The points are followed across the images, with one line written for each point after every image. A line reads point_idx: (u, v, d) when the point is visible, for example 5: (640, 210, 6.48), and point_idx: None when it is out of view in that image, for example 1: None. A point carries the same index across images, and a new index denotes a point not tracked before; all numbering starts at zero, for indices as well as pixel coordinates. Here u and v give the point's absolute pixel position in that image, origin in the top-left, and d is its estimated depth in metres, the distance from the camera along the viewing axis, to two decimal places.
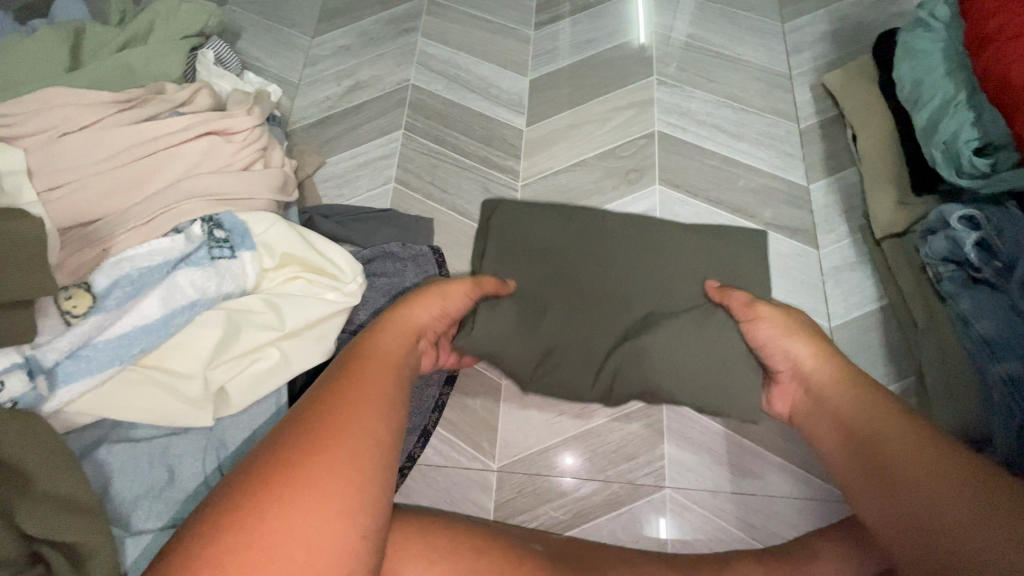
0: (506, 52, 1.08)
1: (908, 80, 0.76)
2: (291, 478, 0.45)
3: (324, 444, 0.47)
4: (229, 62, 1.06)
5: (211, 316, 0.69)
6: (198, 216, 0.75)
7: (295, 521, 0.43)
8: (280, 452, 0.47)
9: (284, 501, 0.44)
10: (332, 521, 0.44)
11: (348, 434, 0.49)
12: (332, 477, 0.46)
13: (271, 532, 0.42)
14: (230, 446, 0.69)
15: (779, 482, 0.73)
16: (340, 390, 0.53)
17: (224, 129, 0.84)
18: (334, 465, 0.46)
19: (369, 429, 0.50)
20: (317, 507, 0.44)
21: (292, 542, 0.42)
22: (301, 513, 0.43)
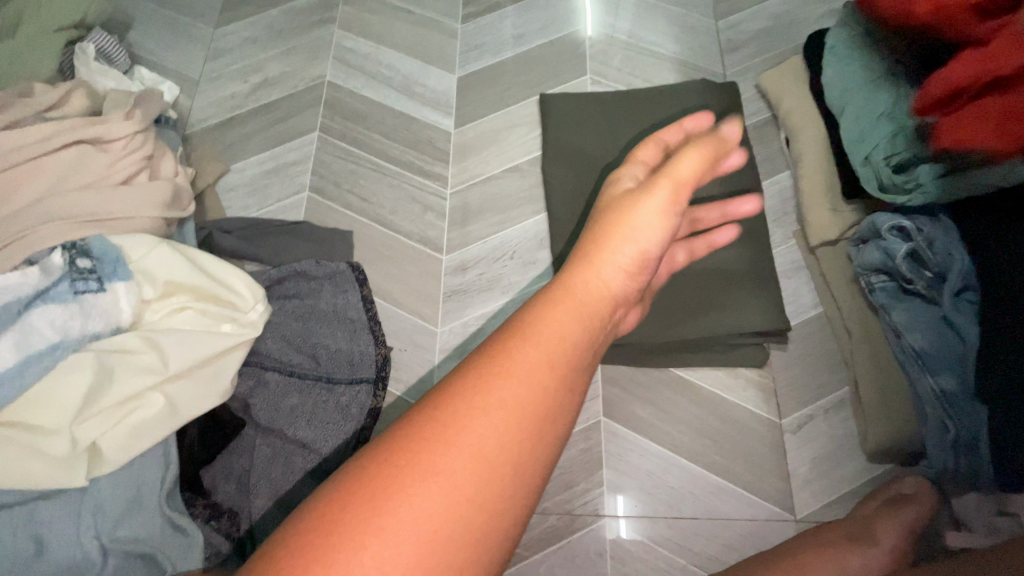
0: (431, 46, 1.00)
1: (834, 88, 0.74)
2: (464, 411, 0.35)
3: (508, 369, 0.37)
4: (115, 56, 0.93)
5: (77, 361, 0.59)
6: (58, 243, 0.64)
7: (455, 470, 0.33)
8: (479, 369, 0.37)
9: (444, 446, 0.33)
10: (490, 479, 0.33)
11: (530, 368, 0.37)
12: (494, 427, 0.35)
13: (430, 473, 0.32)
14: (108, 509, 0.59)
15: (723, 504, 0.70)
16: (557, 304, 0.42)
17: (101, 136, 0.73)
18: (498, 407, 0.35)
19: (542, 376, 0.37)
20: (476, 456, 0.33)
21: (451, 491, 0.32)
22: (463, 464, 0.33)
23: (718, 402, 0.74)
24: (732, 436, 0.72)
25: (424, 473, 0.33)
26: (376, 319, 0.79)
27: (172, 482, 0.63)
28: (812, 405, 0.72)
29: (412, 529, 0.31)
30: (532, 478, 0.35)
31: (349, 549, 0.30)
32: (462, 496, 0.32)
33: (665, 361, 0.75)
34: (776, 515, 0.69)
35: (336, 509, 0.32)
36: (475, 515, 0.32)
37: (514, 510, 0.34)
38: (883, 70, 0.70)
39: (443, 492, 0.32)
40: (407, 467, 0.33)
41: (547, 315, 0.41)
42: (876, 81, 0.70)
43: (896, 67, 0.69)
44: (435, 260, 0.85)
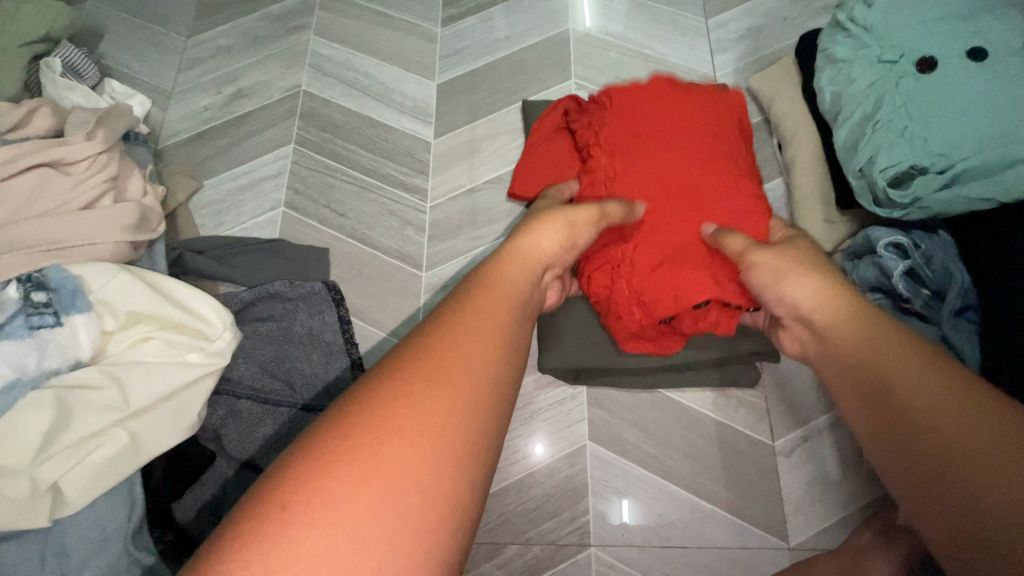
0: (410, 51, 0.96)
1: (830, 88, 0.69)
2: (423, 374, 0.38)
3: (457, 338, 0.41)
4: (85, 69, 0.89)
5: (34, 398, 0.57)
6: (15, 274, 0.62)
7: (418, 413, 0.36)
8: (427, 342, 0.41)
9: (403, 401, 0.36)
10: (454, 422, 0.36)
11: (473, 333, 0.42)
12: (451, 381, 0.38)
13: (394, 427, 0.35)
14: (73, 552, 0.56)
15: (714, 532, 0.67)
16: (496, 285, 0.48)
17: (61, 159, 0.70)
18: (452, 362, 0.39)
19: (486, 337, 0.42)
20: (436, 403, 0.37)
21: (416, 435, 0.35)
22: (422, 408, 0.36)
23: (707, 423, 0.71)
24: (723, 460, 0.69)
25: (368, 456, 0.34)
26: (354, 341, 0.76)
27: (139, 521, 0.60)
28: (805, 426, 0.70)
29: (388, 477, 0.33)
30: (484, 420, 0.38)
31: (326, 490, 0.32)
32: (426, 437, 0.35)
33: (652, 382, 0.71)
34: (769, 543, 0.66)
35: (315, 468, 0.33)
36: (438, 455, 0.35)
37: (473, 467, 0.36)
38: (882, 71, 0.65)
39: (408, 447, 0.34)
40: (373, 426, 0.35)
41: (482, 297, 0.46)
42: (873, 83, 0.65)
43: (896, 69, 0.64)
44: (415, 277, 0.82)
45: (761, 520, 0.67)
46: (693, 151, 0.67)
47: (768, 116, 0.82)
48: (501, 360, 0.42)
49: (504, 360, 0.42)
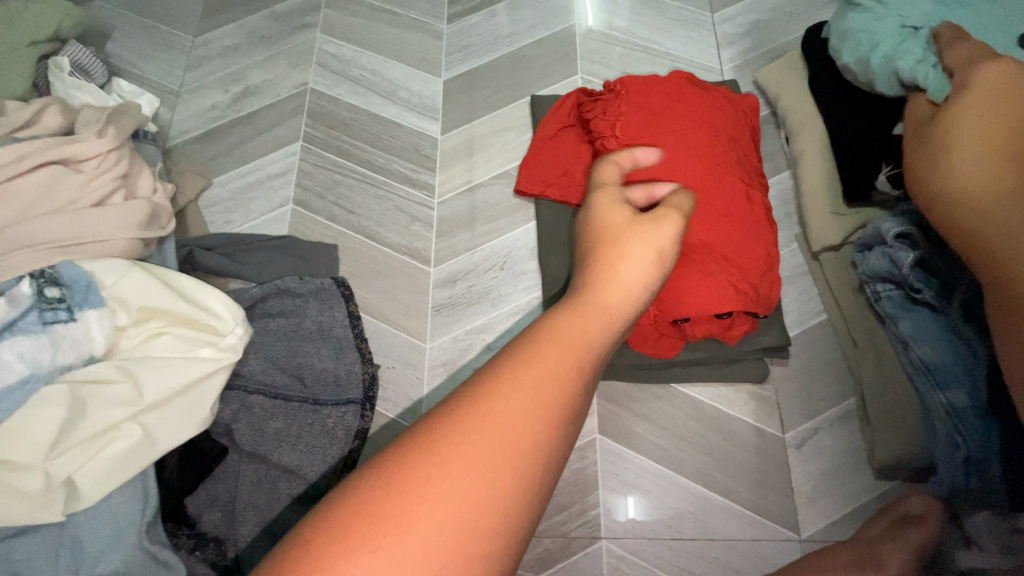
0: (416, 48, 0.97)
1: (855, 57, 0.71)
2: (470, 432, 0.31)
3: (518, 382, 0.33)
4: (93, 67, 0.90)
5: (49, 393, 0.57)
6: (28, 270, 0.62)
7: (457, 477, 0.30)
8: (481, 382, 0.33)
9: (442, 463, 0.30)
10: (496, 492, 0.30)
11: (539, 376, 0.34)
12: (500, 436, 0.31)
13: (426, 494, 0.29)
14: (88, 544, 0.57)
15: (724, 524, 0.67)
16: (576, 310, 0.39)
17: (73, 156, 0.70)
18: (508, 415, 0.32)
19: (555, 383, 0.34)
20: (478, 471, 0.30)
21: (450, 509, 0.29)
22: (462, 475, 0.30)
23: (717, 416, 0.71)
24: (733, 453, 0.69)
25: (408, 510, 0.29)
26: (363, 337, 0.76)
27: (153, 515, 0.61)
28: (816, 418, 0.70)
29: (430, 522, 0.29)
30: (533, 481, 0.31)
31: (342, 562, 0.27)
32: (461, 513, 0.29)
33: (661, 377, 0.72)
34: (780, 536, 0.66)
35: (371, 500, 0.29)
36: (478, 515, 0.29)
37: (514, 547, 0.30)
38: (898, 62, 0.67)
39: (439, 516, 0.29)
40: (406, 483, 0.30)
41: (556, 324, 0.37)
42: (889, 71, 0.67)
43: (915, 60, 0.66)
44: (423, 273, 0.82)
45: (771, 513, 0.67)
46: (701, 149, 0.67)
47: (776, 110, 0.82)
48: (563, 398, 0.34)
49: (573, 416, 0.34)
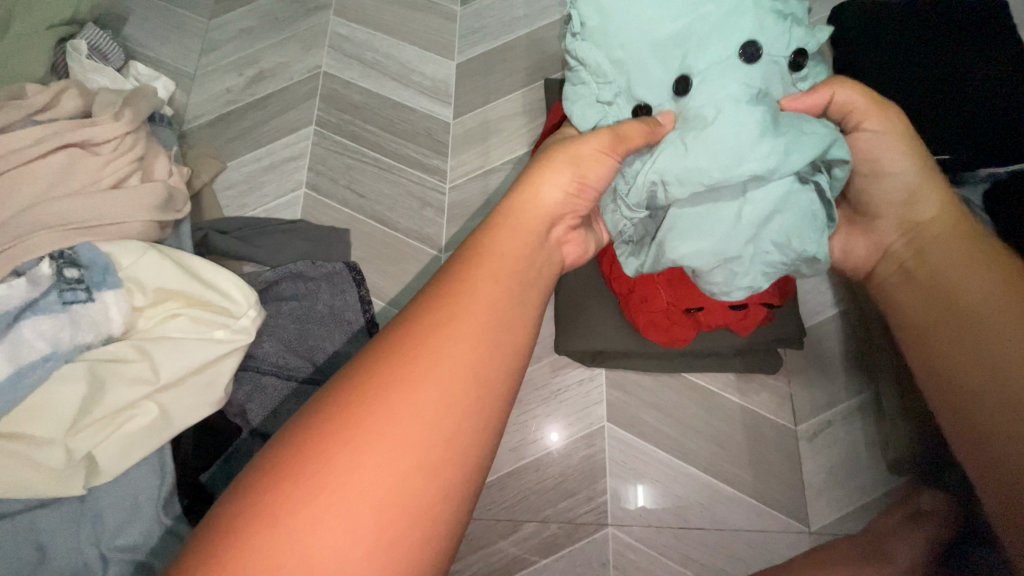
0: (430, 31, 0.96)
1: (585, 28, 0.49)
2: (410, 355, 0.36)
3: (453, 305, 0.38)
4: (110, 51, 0.91)
5: (70, 371, 0.58)
6: (47, 252, 0.63)
7: (408, 390, 0.34)
8: (413, 322, 0.38)
9: (391, 380, 0.35)
10: (447, 394, 0.35)
11: (470, 301, 0.38)
12: (458, 358, 0.36)
13: (381, 407, 0.34)
14: (107, 517, 0.59)
15: (732, 515, 0.67)
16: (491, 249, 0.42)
17: (89, 139, 0.71)
18: (456, 337, 0.37)
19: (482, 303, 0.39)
20: (429, 376, 0.35)
21: (413, 428, 0.33)
22: (413, 390, 0.34)
23: (728, 407, 0.70)
24: (744, 444, 0.69)
25: (371, 435, 0.33)
26: (374, 322, 0.77)
27: (169, 492, 0.62)
28: (831, 409, 0.69)
29: (395, 439, 0.33)
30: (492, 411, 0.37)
31: (324, 461, 0.32)
32: (418, 416, 0.34)
33: (671, 366, 0.71)
34: (790, 527, 0.66)
35: (339, 420, 0.34)
36: (439, 434, 0.34)
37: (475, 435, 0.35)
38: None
39: (396, 427, 0.33)
40: (362, 403, 0.34)
41: (474, 265, 0.41)
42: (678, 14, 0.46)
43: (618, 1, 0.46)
44: (434, 259, 0.83)
45: (781, 503, 0.67)
46: None
47: None
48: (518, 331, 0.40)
49: (503, 343, 0.39)
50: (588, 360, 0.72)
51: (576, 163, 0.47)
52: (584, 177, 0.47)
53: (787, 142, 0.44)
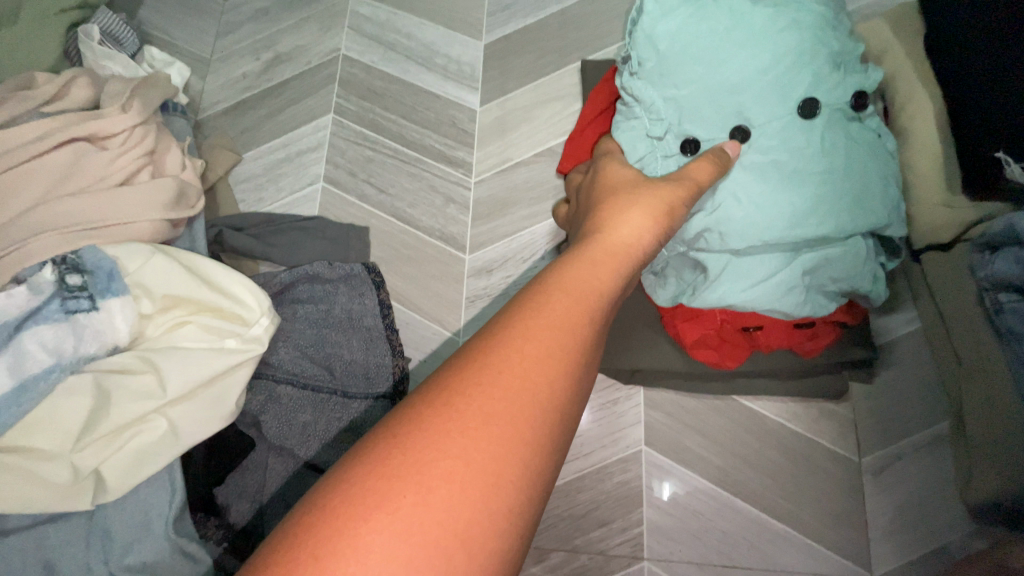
0: (455, 9, 0.88)
1: (642, 69, 0.59)
2: (466, 415, 0.28)
3: (532, 340, 0.31)
4: (124, 37, 0.86)
5: (76, 383, 0.55)
6: (49, 257, 0.60)
7: (472, 445, 0.27)
8: (468, 369, 0.30)
9: (439, 444, 0.27)
10: (518, 462, 0.28)
11: (542, 348, 0.31)
12: (533, 398, 0.30)
13: (422, 479, 0.26)
14: (117, 536, 0.56)
15: (780, 554, 0.61)
16: (567, 280, 0.36)
17: (96, 132, 0.67)
18: (533, 370, 0.30)
19: (554, 349, 0.31)
20: (488, 442, 0.27)
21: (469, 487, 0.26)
22: (466, 461, 0.27)
23: (779, 433, 0.64)
24: (796, 473, 0.63)
25: (419, 493, 0.26)
26: (394, 328, 0.72)
27: (181, 509, 0.58)
28: (898, 442, 0.62)
29: (446, 501, 0.26)
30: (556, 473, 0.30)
31: (356, 542, 0.25)
32: (470, 495, 0.26)
33: (720, 387, 0.65)
34: (846, 571, 0.60)
35: (384, 467, 0.27)
36: (497, 496, 0.27)
37: (526, 524, 0.28)
38: (708, 43, 0.56)
39: (440, 507, 0.26)
40: (414, 464, 0.27)
41: (553, 293, 0.34)
42: (733, 71, 0.55)
43: (675, 49, 0.57)
44: (457, 260, 0.77)
45: (835, 544, 0.61)
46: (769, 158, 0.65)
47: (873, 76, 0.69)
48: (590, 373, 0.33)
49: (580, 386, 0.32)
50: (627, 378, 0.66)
51: (664, 206, 0.45)
52: (668, 220, 0.45)
53: (818, 179, 0.53)
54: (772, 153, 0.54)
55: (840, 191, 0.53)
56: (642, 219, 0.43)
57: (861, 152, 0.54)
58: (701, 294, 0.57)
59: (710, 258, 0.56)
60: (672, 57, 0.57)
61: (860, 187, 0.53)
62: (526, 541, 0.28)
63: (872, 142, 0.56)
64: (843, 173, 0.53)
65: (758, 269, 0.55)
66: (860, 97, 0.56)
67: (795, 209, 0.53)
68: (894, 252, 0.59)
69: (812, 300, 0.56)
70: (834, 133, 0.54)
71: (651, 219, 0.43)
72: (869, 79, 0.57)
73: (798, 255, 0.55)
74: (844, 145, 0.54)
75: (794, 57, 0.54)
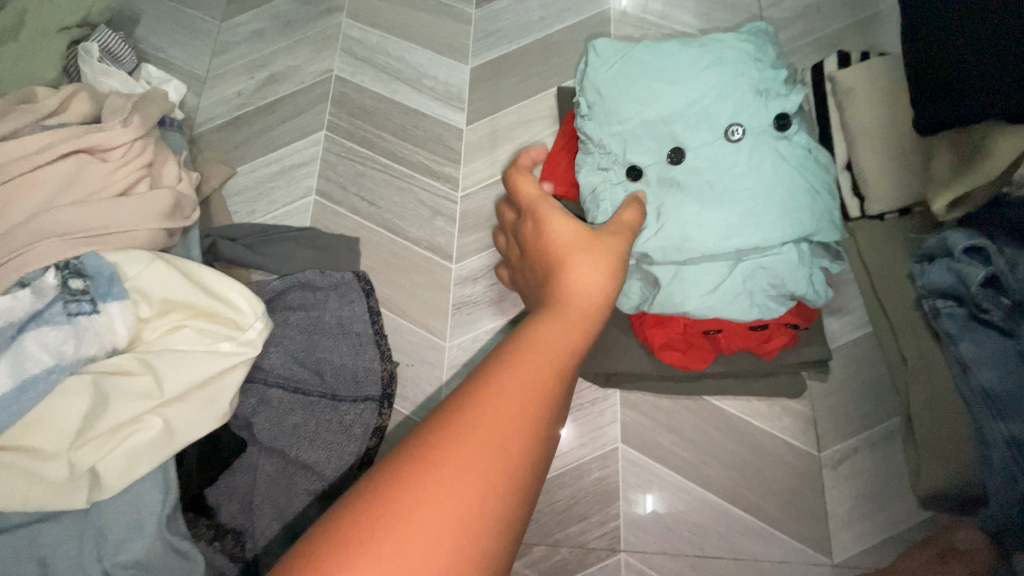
0: (444, 34, 0.94)
1: (590, 110, 0.66)
2: (460, 445, 0.35)
3: (497, 402, 0.37)
4: (121, 53, 0.89)
5: (75, 383, 0.57)
6: (53, 262, 0.62)
7: (442, 494, 0.33)
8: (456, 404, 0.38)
9: (439, 469, 0.34)
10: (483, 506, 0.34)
11: (521, 392, 0.38)
12: (494, 453, 0.36)
13: (427, 497, 0.33)
14: (110, 534, 0.57)
15: (749, 544, 0.65)
16: (537, 332, 0.42)
17: (98, 145, 0.70)
18: (496, 427, 0.36)
19: (528, 395, 0.38)
20: (474, 458, 0.35)
21: (440, 527, 0.33)
22: (461, 480, 0.34)
23: (746, 430, 0.69)
24: (761, 468, 0.68)
25: (399, 535, 0.32)
26: (382, 332, 0.76)
27: (173, 507, 0.60)
28: (854, 437, 0.67)
29: (421, 539, 0.32)
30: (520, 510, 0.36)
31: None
32: (467, 508, 0.34)
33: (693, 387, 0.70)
34: (810, 559, 0.64)
35: (371, 511, 0.33)
36: (466, 535, 0.33)
37: (511, 514, 0.35)
38: (639, 82, 0.63)
39: (445, 502, 0.33)
40: (394, 509, 0.33)
41: (519, 357, 0.40)
42: (660, 103, 0.62)
43: (610, 90, 0.64)
44: (444, 270, 0.81)
45: (798, 533, 0.65)
46: None
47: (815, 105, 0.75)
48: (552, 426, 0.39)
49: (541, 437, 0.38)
50: (602, 382, 0.70)
51: (611, 256, 0.49)
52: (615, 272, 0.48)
53: (753, 194, 0.58)
54: (703, 168, 0.60)
55: (769, 205, 0.58)
56: (592, 268, 0.47)
57: (789, 170, 0.60)
58: (658, 302, 0.62)
59: (660, 270, 0.61)
60: (608, 98, 0.64)
61: (791, 194, 0.58)
62: (511, 528, 0.35)
63: (802, 158, 0.61)
64: (769, 189, 0.59)
65: (706, 279, 0.60)
66: (781, 119, 0.61)
67: (730, 223, 0.58)
68: (836, 256, 0.64)
69: (759, 304, 0.61)
70: (761, 154, 0.59)
71: (599, 269, 0.48)
72: (791, 101, 0.62)
73: (738, 264, 0.60)
74: (771, 164, 0.59)
75: (710, 91, 0.62)
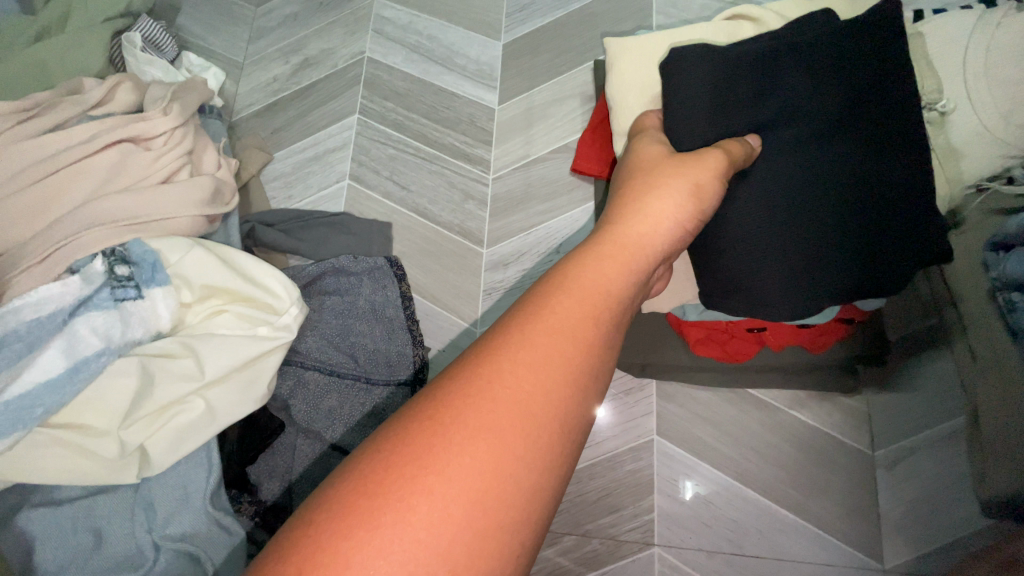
0: (476, 10, 0.91)
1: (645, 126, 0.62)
2: (493, 362, 0.33)
3: (533, 329, 0.34)
4: (163, 43, 0.91)
5: (123, 364, 0.59)
6: (100, 249, 0.65)
7: (482, 414, 0.30)
8: (467, 367, 0.33)
9: (479, 386, 0.31)
10: (529, 421, 0.31)
11: (563, 312, 0.35)
12: (535, 376, 0.32)
13: (463, 423, 0.30)
14: (159, 506, 0.60)
15: (788, 543, 0.63)
16: (580, 275, 0.38)
17: (140, 134, 0.72)
18: (536, 353, 0.33)
19: (570, 324, 0.35)
20: (513, 408, 0.31)
21: (486, 445, 0.30)
22: (501, 402, 0.31)
23: (790, 425, 0.67)
24: (804, 464, 0.65)
25: (437, 456, 0.29)
26: (414, 319, 0.76)
27: (217, 485, 0.63)
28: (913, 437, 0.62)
29: (465, 459, 0.29)
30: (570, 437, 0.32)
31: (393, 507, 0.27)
32: (511, 423, 0.30)
33: (734, 379, 0.66)
34: (854, 562, 0.62)
35: (406, 435, 0.30)
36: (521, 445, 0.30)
37: (536, 507, 0.30)
38: (719, 66, 0.57)
39: (483, 434, 0.30)
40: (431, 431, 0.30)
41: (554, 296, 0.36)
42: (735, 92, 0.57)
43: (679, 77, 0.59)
44: (476, 255, 0.80)
45: (839, 532, 0.63)
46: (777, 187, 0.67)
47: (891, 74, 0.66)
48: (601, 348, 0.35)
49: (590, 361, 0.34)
50: (638, 371, 0.68)
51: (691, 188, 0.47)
52: (697, 200, 0.46)
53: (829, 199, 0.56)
54: (779, 173, 0.56)
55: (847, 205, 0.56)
56: (663, 209, 0.44)
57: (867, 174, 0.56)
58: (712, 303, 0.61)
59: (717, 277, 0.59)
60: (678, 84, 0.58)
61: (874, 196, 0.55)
62: (556, 476, 0.31)
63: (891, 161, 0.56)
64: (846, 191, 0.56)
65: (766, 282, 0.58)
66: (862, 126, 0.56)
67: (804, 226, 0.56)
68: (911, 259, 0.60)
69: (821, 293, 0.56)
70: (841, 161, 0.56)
71: (678, 204, 0.45)
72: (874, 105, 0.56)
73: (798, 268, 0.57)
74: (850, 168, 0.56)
75: (802, 78, 0.56)
